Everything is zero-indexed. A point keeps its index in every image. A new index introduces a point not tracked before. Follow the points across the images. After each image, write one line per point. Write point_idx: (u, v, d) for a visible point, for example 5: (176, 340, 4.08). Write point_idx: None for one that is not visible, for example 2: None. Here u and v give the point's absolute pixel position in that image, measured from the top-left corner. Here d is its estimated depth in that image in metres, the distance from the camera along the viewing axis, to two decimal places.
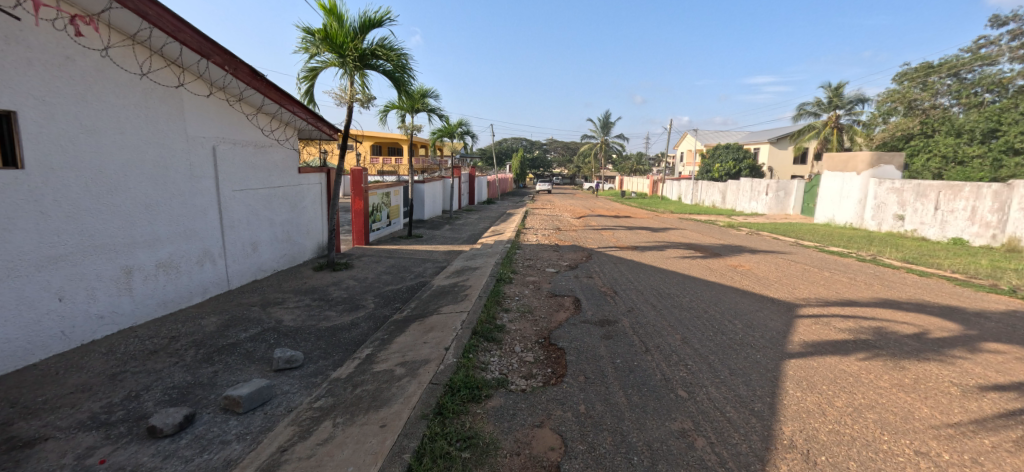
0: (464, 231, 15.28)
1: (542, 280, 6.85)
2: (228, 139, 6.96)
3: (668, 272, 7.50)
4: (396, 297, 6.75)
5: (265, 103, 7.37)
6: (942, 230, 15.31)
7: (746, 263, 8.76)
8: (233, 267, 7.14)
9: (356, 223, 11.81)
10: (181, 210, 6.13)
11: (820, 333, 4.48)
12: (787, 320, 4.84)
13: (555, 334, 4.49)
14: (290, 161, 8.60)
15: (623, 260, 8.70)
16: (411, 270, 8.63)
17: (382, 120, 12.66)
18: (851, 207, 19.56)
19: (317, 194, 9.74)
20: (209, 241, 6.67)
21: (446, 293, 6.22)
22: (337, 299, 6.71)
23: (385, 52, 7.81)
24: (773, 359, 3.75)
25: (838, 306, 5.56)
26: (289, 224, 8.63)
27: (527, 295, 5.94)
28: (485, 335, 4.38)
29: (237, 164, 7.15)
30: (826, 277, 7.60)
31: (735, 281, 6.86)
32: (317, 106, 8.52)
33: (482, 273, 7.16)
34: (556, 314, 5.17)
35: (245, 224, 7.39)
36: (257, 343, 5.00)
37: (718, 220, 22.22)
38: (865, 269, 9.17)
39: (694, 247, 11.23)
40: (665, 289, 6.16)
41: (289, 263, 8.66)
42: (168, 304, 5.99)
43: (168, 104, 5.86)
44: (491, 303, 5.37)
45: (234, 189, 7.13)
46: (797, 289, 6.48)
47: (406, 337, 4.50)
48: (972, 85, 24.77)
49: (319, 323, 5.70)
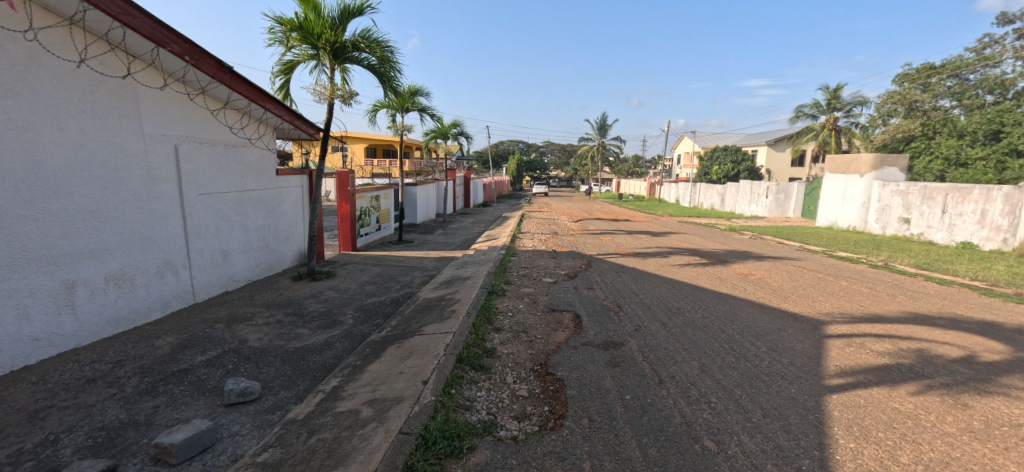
0: (457, 236, 14.65)
1: (538, 293, 6.24)
2: (193, 137, 6.34)
3: (675, 282, 6.91)
4: (377, 312, 6.11)
5: (234, 98, 6.74)
6: (950, 233, 14.85)
7: (757, 271, 8.18)
8: (199, 278, 6.51)
9: (342, 229, 11.16)
10: (135, 216, 5.51)
11: (858, 357, 3.90)
12: (817, 341, 4.26)
13: (553, 361, 3.88)
14: (266, 162, 7.96)
15: (625, 268, 8.11)
16: (397, 280, 8.01)
17: (371, 120, 12.04)
18: (854, 210, 19.09)
19: (299, 198, 9.11)
20: (171, 251, 6.04)
21: (431, 308, 5.60)
22: (312, 314, 6.08)
23: (368, 44, 7.24)
24: (811, 395, 3.17)
25: (868, 323, 4.98)
26: (265, 230, 8.00)
27: (521, 311, 5.33)
28: (471, 363, 3.78)
29: (204, 166, 6.53)
30: (845, 288, 7.02)
31: (749, 293, 6.28)
32: (294, 103, 7.91)
33: (472, 284, 6.55)
34: (554, 334, 4.59)
35: (213, 231, 6.76)
36: (212, 371, 4.38)
37: (719, 223, 21.70)
38: (881, 276, 8.61)
39: (698, 253, 10.63)
40: (674, 303, 5.57)
41: (265, 272, 8.03)
42: (121, 321, 5.37)
43: (119, 97, 5.24)
44: (480, 322, 4.76)
45: (201, 192, 6.51)
46: (818, 302, 5.90)
47: (381, 364, 3.88)
48: (974, 87, 24.42)
49: (288, 344, 5.07)
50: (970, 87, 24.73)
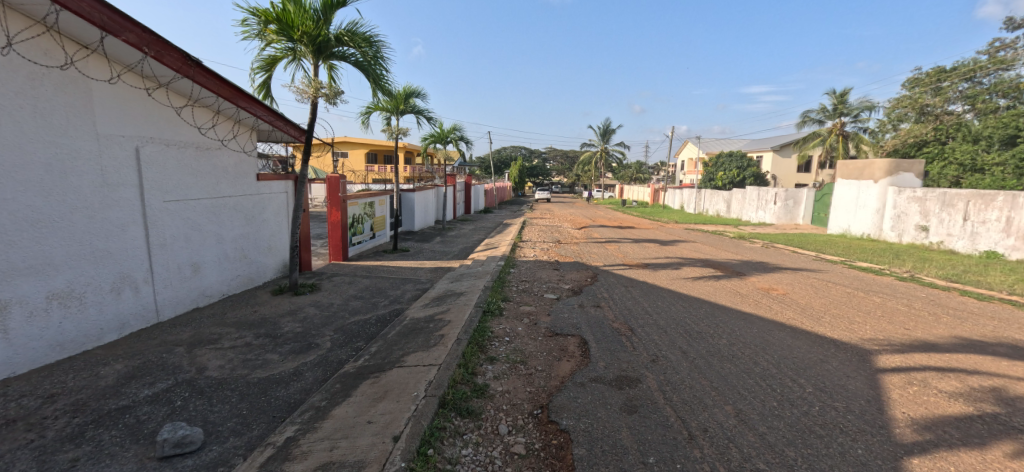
0: (455, 245, 13.98)
1: (540, 312, 5.56)
2: (157, 138, 5.74)
3: (691, 299, 6.22)
4: (360, 333, 5.45)
5: (205, 96, 6.13)
6: (973, 242, 14.10)
7: (779, 285, 7.46)
8: (163, 293, 5.87)
9: (333, 238, 10.51)
10: (85, 227, 4.88)
11: (928, 402, 3.20)
12: (872, 379, 3.56)
13: (556, 403, 3.22)
14: (244, 166, 7.35)
15: (634, 282, 7.42)
16: (386, 294, 7.35)
17: (364, 122, 11.46)
18: (867, 217, 18.36)
19: (283, 205, 8.50)
20: (130, 264, 5.41)
21: (418, 331, 4.93)
22: (286, 335, 5.41)
23: (353, 37, 6.65)
24: (886, 459, 2.49)
25: (922, 352, 4.29)
26: (243, 239, 7.37)
27: (520, 335, 4.66)
28: (456, 407, 3.12)
29: (171, 170, 5.93)
30: (880, 306, 6.30)
31: (775, 312, 5.59)
32: (275, 102, 7.32)
33: (466, 301, 5.88)
34: (557, 365, 3.93)
35: (181, 241, 6.13)
36: (156, 410, 3.73)
37: (727, 231, 20.99)
38: (912, 291, 7.89)
39: (711, 264, 9.91)
40: (692, 326, 4.90)
41: (243, 285, 7.41)
42: (68, 345, 4.73)
43: (66, 92, 4.64)
44: (471, 350, 4.10)
45: (166, 199, 5.89)
46: (858, 325, 5.16)
47: (348, 407, 3.22)
48: (987, 91, 23.57)
49: (251, 373, 4.41)
50: (983, 91, 23.84)
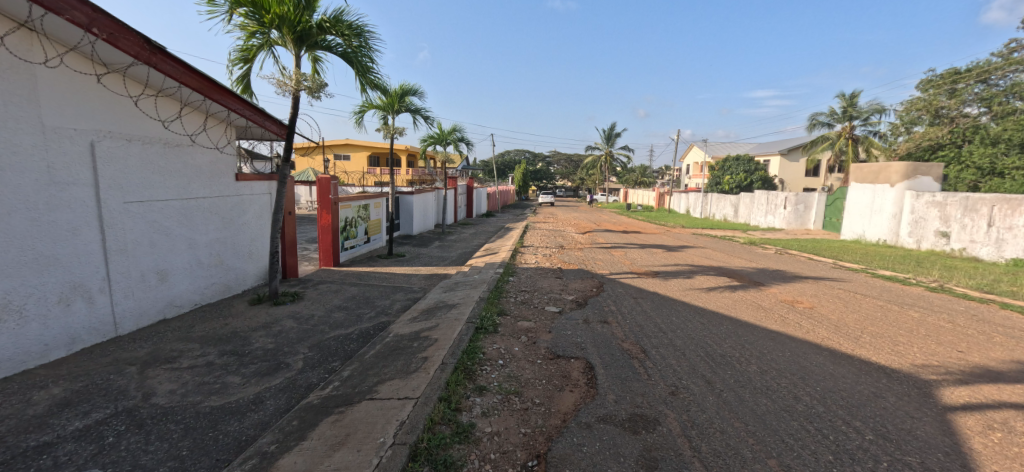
0: (453, 250, 13.37)
1: (539, 329, 4.93)
2: (116, 133, 5.19)
3: (709, 314, 5.58)
4: (338, 351, 4.85)
5: (173, 86, 5.58)
6: (998, 249, 13.34)
7: (804, 297, 6.77)
8: (123, 304, 5.29)
9: (324, 243, 9.92)
10: (26, 230, 4.30)
11: (1022, 455, 2.56)
12: (943, 424, 2.92)
13: (556, 453, 2.61)
14: (219, 165, 6.79)
15: (644, 293, 6.76)
16: (373, 305, 6.75)
17: (358, 122, 10.93)
18: (883, 222, 17.61)
19: (266, 207, 7.93)
20: (82, 272, 4.83)
21: (400, 351, 4.32)
22: (254, 353, 4.82)
23: (336, 24, 6.08)
24: None
25: (992, 384, 3.63)
26: (217, 244, 6.78)
27: (516, 358, 4.04)
28: (431, 459, 2.50)
29: (133, 168, 5.37)
30: (921, 323, 5.60)
31: (806, 330, 4.94)
32: (254, 95, 6.77)
33: (457, 316, 5.26)
34: (558, 397, 3.31)
35: (145, 245, 5.56)
36: (80, 450, 3.13)
37: (736, 236, 20.28)
38: (948, 304, 7.16)
39: (725, 272, 9.24)
40: (714, 347, 4.26)
41: (219, 294, 6.85)
42: (3, 365, 4.14)
43: (4, 78, 4.09)
44: (456, 377, 3.48)
45: (127, 200, 5.32)
46: (904, 348, 4.49)
47: (299, 456, 2.61)
48: (1004, 92, 22.68)
49: (204, 401, 3.82)
50: (1000, 93, 22.97)
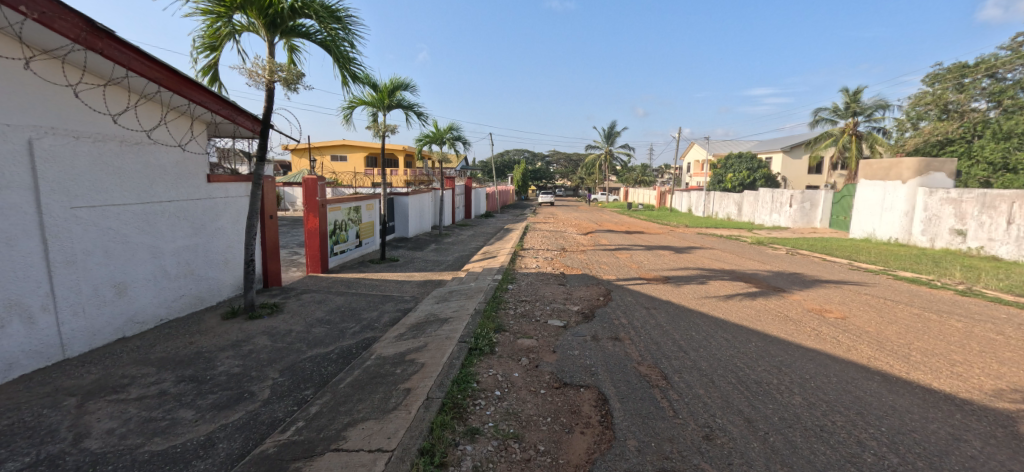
0: (450, 254, 12.74)
1: (543, 348, 4.31)
2: (59, 129, 4.58)
3: (734, 328, 4.95)
4: (313, 376, 4.25)
5: (128, 76, 4.97)
6: (1019, 248, 12.71)
7: (832, 306, 6.14)
8: (71, 323, 4.67)
9: (311, 247, 9.27)
10: None
11: None
12: None
13: None
14: (187, 165, 6.20)
15: (656, 302, 6.15)
16: (359, 317, 6.14)
17: (346, 119, 10.30)
18: (895, 219, 16.98)
19: (242, 210, 7.32)
20: (19, 288, 4.21)
21: (380, 379, 3.70)
22: (217, 379, 4.21)
23: (313, 7, 5.47)
24: None
25: None
26: (186, 252, 6.17)
27: (516, 387, 3.43)
28: None
29: (81, 168, 4.76)
30: (971, 336, 4.98)
31: (847, 347, 4.33)
32: (224, 87, 6.16)
33: (449, 333, 4.66)
34: (567, 442, 2.71)
35: (98, 254, 4.94)
36: None
37: (743, 236, 19.63)
38: (988, 311, 6.53)
39: (740, 276, 8.61)
40: (749, 373, 3.64)
41: (189, 307, 6.25)
42: None
43: None
44: (443, 419, 2.86)
45: (73, 205, 4.68)
46: (964, 369, 3.87)
47: None
48: (1015, 86, 22.01)
49: (145, 445, 3.21)
50: (1011, 86, 22.32)
